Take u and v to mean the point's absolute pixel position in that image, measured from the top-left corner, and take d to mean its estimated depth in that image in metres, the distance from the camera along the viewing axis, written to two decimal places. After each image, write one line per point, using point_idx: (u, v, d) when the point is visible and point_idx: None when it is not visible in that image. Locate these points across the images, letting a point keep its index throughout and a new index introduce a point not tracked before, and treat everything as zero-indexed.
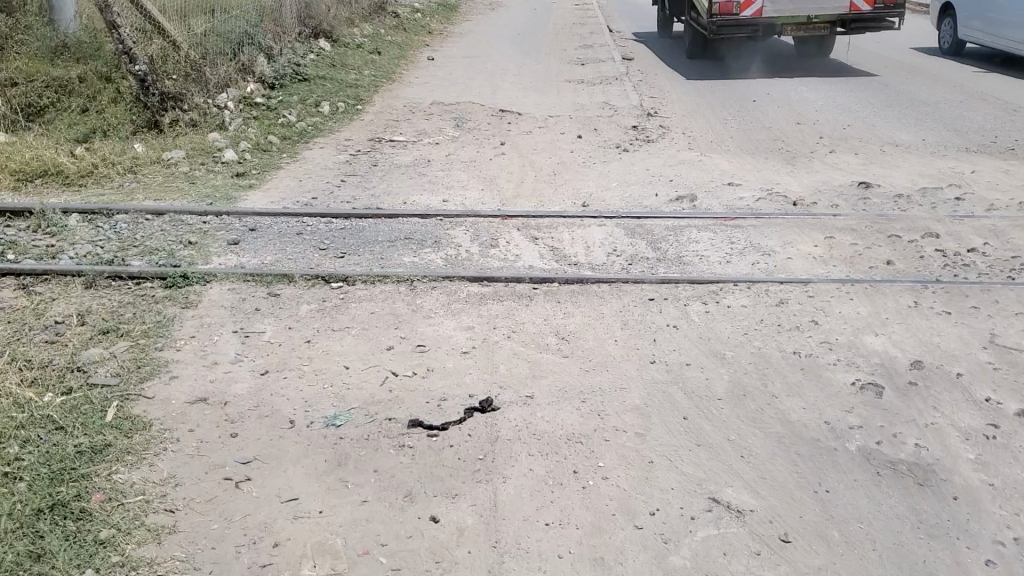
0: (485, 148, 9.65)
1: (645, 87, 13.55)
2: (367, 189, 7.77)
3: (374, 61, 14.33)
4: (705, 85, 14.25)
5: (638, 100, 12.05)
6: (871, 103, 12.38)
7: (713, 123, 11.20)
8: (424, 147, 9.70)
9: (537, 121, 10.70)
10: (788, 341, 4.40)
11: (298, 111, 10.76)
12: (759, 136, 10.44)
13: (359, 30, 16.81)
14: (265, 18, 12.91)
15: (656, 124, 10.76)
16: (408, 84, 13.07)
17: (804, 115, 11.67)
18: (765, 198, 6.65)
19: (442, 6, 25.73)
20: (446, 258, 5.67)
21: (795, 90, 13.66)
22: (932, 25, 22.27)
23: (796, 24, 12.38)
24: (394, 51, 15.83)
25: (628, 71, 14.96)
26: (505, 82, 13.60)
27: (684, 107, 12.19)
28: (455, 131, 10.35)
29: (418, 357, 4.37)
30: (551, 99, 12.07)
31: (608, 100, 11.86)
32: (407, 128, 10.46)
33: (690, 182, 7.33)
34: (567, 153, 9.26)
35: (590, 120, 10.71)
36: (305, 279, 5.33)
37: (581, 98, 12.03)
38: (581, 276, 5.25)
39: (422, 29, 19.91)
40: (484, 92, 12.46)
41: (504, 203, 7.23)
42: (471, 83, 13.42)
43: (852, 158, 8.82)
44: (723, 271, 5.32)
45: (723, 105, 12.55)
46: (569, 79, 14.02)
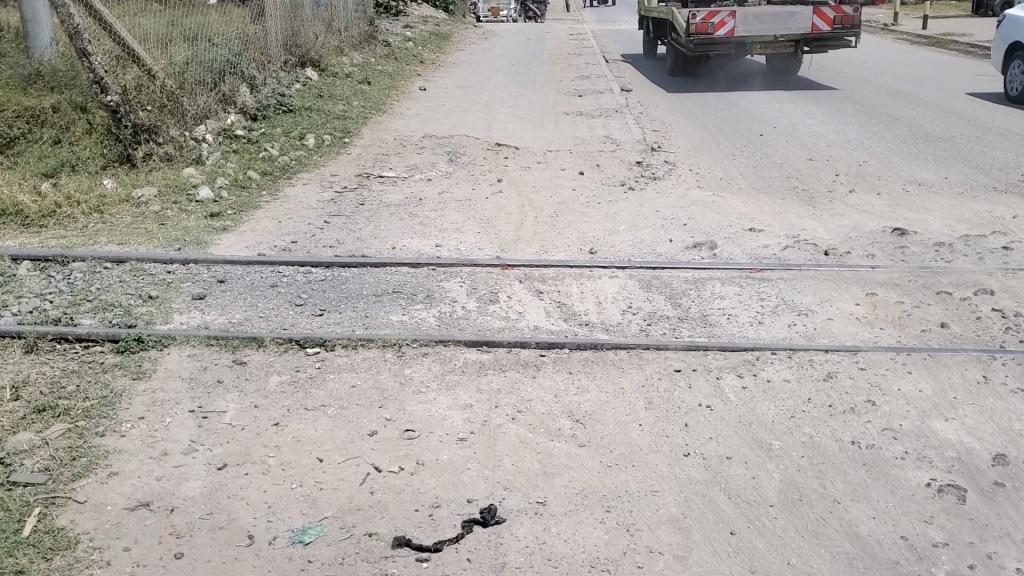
0: (481, 185, 9.00)
1: (646, 120, 12.97)
2: (352, 232, 7.11)
3: (364, 91, 13.72)
4: (709, 117, 13.68)
5: (641, 133, 11.46)
6: (884, 138, 11.81)
7: (721, 159, 10.59)
8: (414, 183, 9.06)
9: (535, 156, 10.09)
10: (845, 428, 3.74)
11: (281, 145, 10.14)
12: (771, 173, 9.83)
13: (348, 59, 16.24)
14: (249, 46, 12.30)
15: (661, 160, 10.16)
16: (399, 116, 12.46)
17: (816, 150, 11.08)
18: (792, 246, 6.00)
19: (434, 35, 25.22)
20: (439, 317, 4.98)
21: (803, 123, 13.10)
22: (935, 58, 21.86)
23: (764, 42, 14.16)
24: (384, 82, 15.25)
25: (628, 103, 14.40)
26: (500, 114, 13.00)
27: (689, 141, 11.60)
28: (448, 166, 9.72)
29: (405, 447, 3.68)
30: (549, 132, 11.47)
31: (609, 134, 11.26)
32: (396, 163, 9.82)
33: (706, 226, 6.68)
34: (568, 191, 8.62)
35: (591, 155, 10.10)
36: (278, 344, 4.65)
37: (580, 132, 11.44)
38: (595, 340, 4.57)
39: (414, 58, 19.36)
40: (479, 125, 11.84)
41: (502, 249, 6.56)
42: (464, 115, 12.81)
43: (876, 199, 8.21)
44: (756, 335, 4.65)
45: (730, 138, 11.95)
46: (567, 111, 13.44)
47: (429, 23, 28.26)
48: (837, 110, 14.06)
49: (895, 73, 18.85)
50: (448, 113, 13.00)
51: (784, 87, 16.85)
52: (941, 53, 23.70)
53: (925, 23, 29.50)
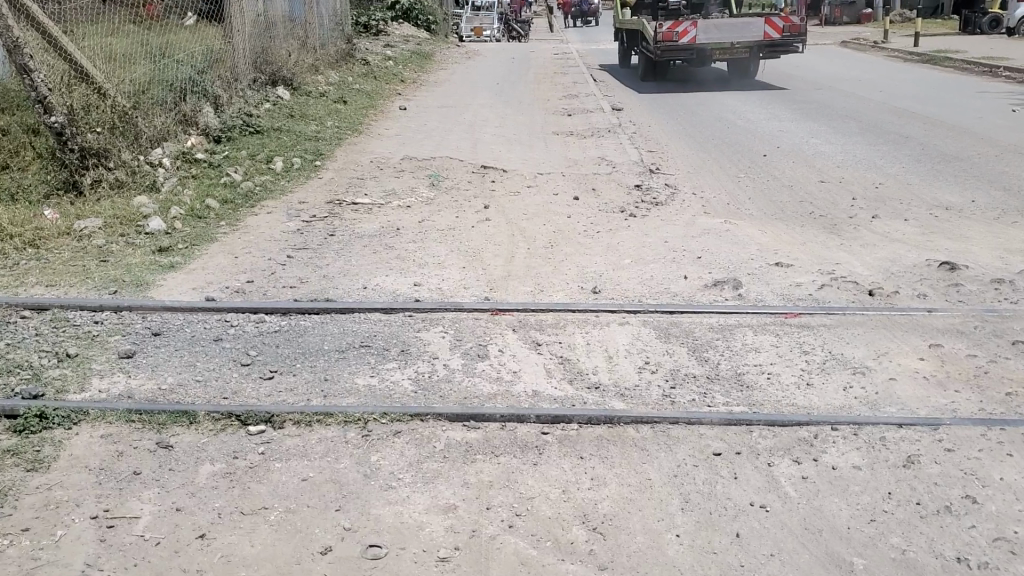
0: (465, 211, 8.14)
1: (641, 140, 12.17)
2: (319, 268, 6.24)
3: (339, 111, 12.86)
4: (707, 136, 12.90)
5: (637, 154, 10.65)
6: (896, 157, 11.04)
7: (725, 181, 9.79)
8: (391, 210, 8.19)
9: (524, 179, 9.25)
10: (944, 538, 2.86)
11: (245, 169, 9.27)
12: (781, 196, 9.02)
13: (324, 78, 15.39)
14: (215, 63, 11.43)
15: (661, 183, 9.34)
16: (377, 137, 11.60)
17: (826, 171, 10.29)
18: (829, 285, 5.15)
19: (415, 54, 24.41)
20: (415, 378, 4.08)
21: (807, 142, 12.32)
22: (933, 76, 21.21)
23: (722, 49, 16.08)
24: (362, 101, 14.39)
25: (620, 122, 13.61)
26: (486, 134, 12.16)
27: (689, 162, 10.80)
28: (429, 191, 8.86)
29: (367, 572, 2.77)
30: (538, 154, 10.64)
31: (604, 156, 10.43)
32: (372, 188, 8.96)
33: (724, 260, 5.83)
34: (563, 219, 7.78)
35: (585, 178, 9.26)
36: (215, 420, 3.74)
37: (572, 153, 10.63)
38: (609, 409, 3.69)
39: (394, 77, 18.54)
40: (462, 146, 10.99)
41: (491, 288, 5.69)
42: (447, 135, 11.97)
43: (903, 225, 7.39)
44: (806, 401, 3.79)
45: (732, 159, 11.14)
46: (557, 131, 12.63)
47: (410, 43, 27.46)
48: (840, 128, 13.32)
49: (894, 91, 18.16)
50: (430, 133, 12.16)
51: (782, 106, 16.11)
52: (936, 70, 23.07)
53: (917, 40, 28.95)
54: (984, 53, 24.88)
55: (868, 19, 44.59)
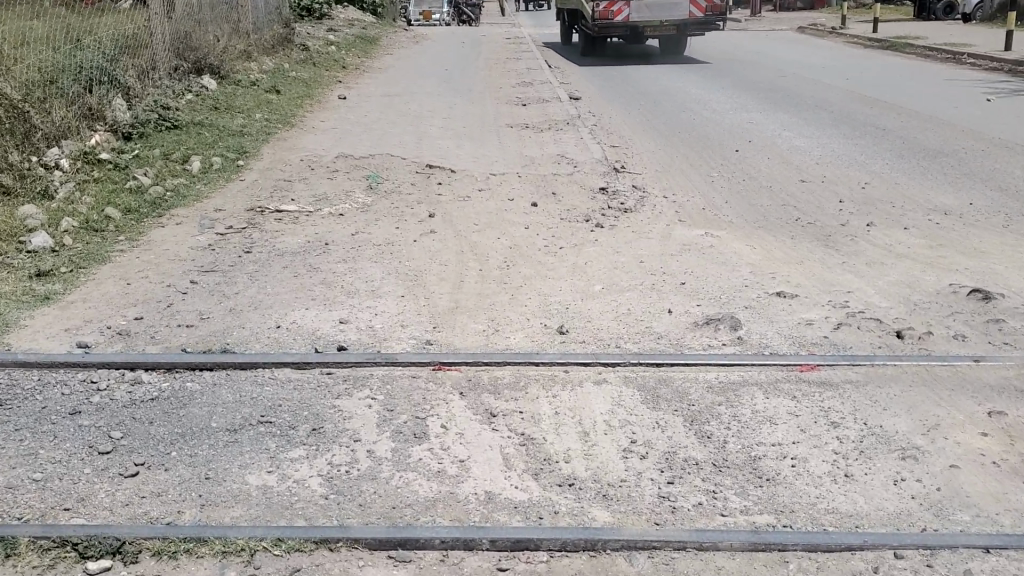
0: (408, 220, 7.10)
1: (602, 134, 11.22)
2: (227, 300, 5.18)
3: (270, 102, 11.69)
4: (671, 129, 11.98)
5: (598, 151, 9.71)
6: (876, 152, 10.24)
7: (697, 182, 8.88)
8: (322, 221, 7.12)
9: (475, 181, 8.23)
10: None
11: (156, 172, 8.12)
12: (760, 199, 8.13)
13: (257, 65, 14.19)
14: (127, 50, 10.21)
15: (628, 186, 8.41)
16: (312, 131, 10.49)
17: (803, 168, 9.46)
18: (846, 323, 4.23)
19: (359, 39, 23.17)
20: (330, 475, 3.06)
21: (779, 134, 11.49)
22: (896, 63, 20.59)
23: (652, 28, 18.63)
24: (298, 91, 13.23)
25: (578, 113, 12.63)
26: (433, 128, 11.10)
27: (655, 160, 9.87)
28: (366, 196, 7.81)
29: None
30: (490, 150, 9.63)
31: (564, 153, 9.45)
32: (301, 193, 7.88)
33: (713, 288, 4.88)
34: (519, 230, 6.79)
35: (543, 180, 8.28)
36: (43, 551, 2.68)
37: (527, 150, 9.65)
38: (590, 527, 2.72)
39: (336, 64, 17.35)
40: (406, 142, 9.94)
41: (434, 325, 4.69)
42: (389, 129, 10.89)
43: (903, 235, 6.55)
44: (849, 506, 2.85)
45: (702, 155, 10.24)
46: (510, 124, 11.61)
47: (354, 27, 26.18)
48: (812, 120, 12.50)
49: (859, 78, 17.45)
50: (370, 127, 11.07)
51: (746, 95, 15.27)
52: (898, 57, 22.48)
53: (874, 26, 28.41)
54: (944, 40, 24.37)
55: (821, 5, 44.22)
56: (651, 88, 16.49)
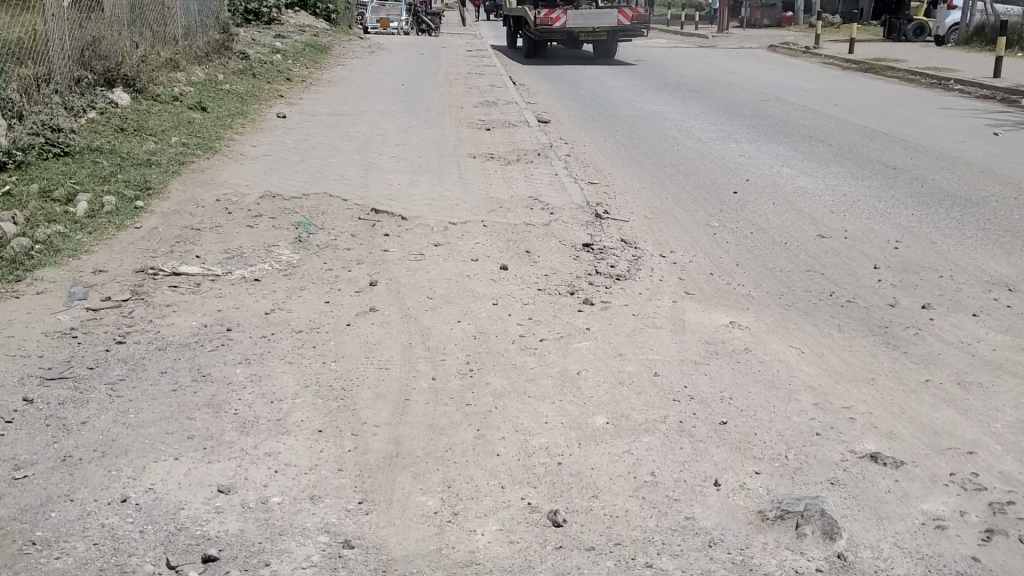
0: (343, 288, 5.55)
1: (577, 169, 9.75)
2: (64, 439, 3.59)
3: (193, 121, 10.06)
4: (655, 162, 10.54)
5: (576, 191, 8.23)
6: (896, 197, 8.87)
7: (696, 233, 7.43)
8: (231, 290, 5.54)
9: (431, 232, 6.69)
10: None
11: (28, 216, 6.46)
12: (778, 259, 6.70)
13: (185, 77, 12.56)
14: (12, 60, 8.51)
15: (616, 240, 6.92)
16: (238, 159, 8.89)
17: (817, 217, 8.06)
18: (996, 528, 2.77)
19: (308, 48, 21.58)
20: None
21: (777, 170, 10.11)
22: (881, 87, 19.42)
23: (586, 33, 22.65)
24: (230, 107, 11.62)
25: (549, 140, 11.16)
26: (384, 156, 9.54)
27: (644, 203, 8.42)
28: (292, 250, 6.24)
29: None
30: (448, 188, 8.10)
31: (538, 194, 7.96)
32: (210, 248, 6.29)
33: (768, 437, 3.41)
34: (486, 306, 5.26)
35: (513, 232, 6.77)
36: None
37: (494, 189, 8.13)
38: None
39: (279, 76, 15.76)
40: (349, 176, 8.37)
41: (363, 498, 3.14)
42: (332, 157, 9.32)
43: (979, 326, 5.12)
44: None
45: (696, 196, 8.81)
46: (472, 152, 10.11)
47: (305, 34, 24.58)
48: (811, 154, 11.12)
49: (848, 104, 16.17)
50: (311, 153, 9.50)
51: (732, 121, 13.90)
52: (881, 80, 21.28)
53: (851, 46, 27.33)
54: (926, 64, 23.27)
55: (789, 22, 43.30)
56: (627, 110, 15.07)
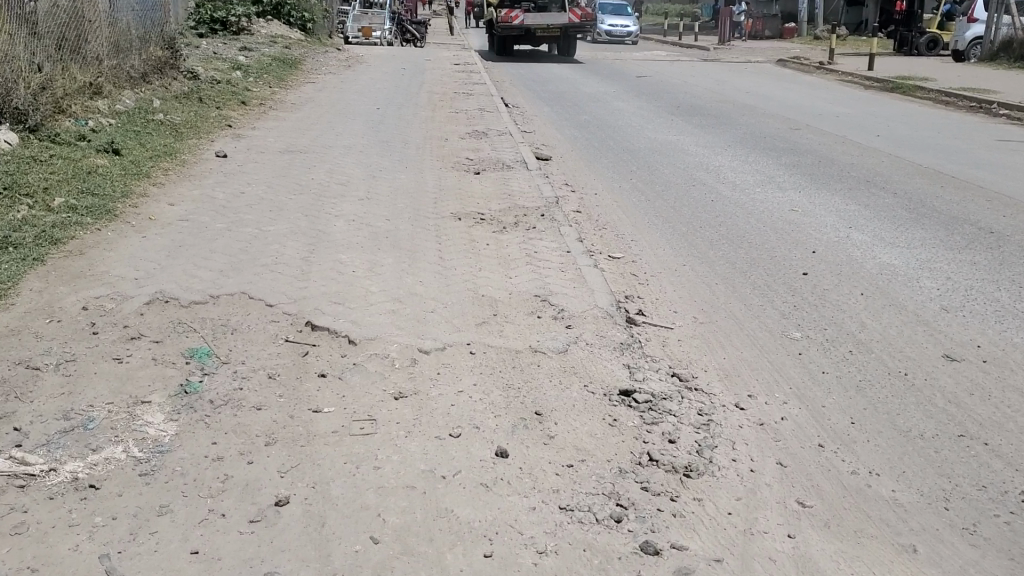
0: (232, 506, 3.32)
1: (591, 236, 7.54)
2: None
3: (94, 167, 7.82)
4: (687, 221, 8.33)
5: (596, 278, 6.03)
6: (1016, 282, 6.70)
7: (774, 353, 5.23)
8: (40, 513, 3.30)
9: (389, 367, 4.45)
10: None
11: None
12: (908, 412, 4.53)
13: (106, 105, 10.35)
14: None
15: (666, 373, 4.70)
16: (140, 229, 6.66)
17: (929, 320, 5.87)
18: None
19: (276, 62, 19.31)
20: None
21: (845, 236, 7.93)
22: (918, 111, 17.30)
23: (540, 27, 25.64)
24: (156, 144, 9.37)
25: (553, 190, 8.98)
26: (339, 218, 7.29)
27: (687, 294, 6.22)
28: (171, 413, 4.01)
29: None
30: (420, 277, 5.87)
31: (545, 287, 5.74)
32: (44, 406, 4.05)
33: None
34: (471, 557, 3.04)
35: (513, 366, 4.54)
36: None
37: (484, 278, 5.90)
38: None
39: (234, 98, 13.53)
40: (288, 256, 6.13)
41: None
42: (270, 221, 7.08)
43: None
44: None
45: (754, 279, 6.61)
46: (456, 210, 7.91)
47: (275, 46, 22.42)
48: (878, 208, 8.98)
49: (891, 134, 14.03)
50: (244, 215, 7.26)
51: (765, 157, 11.74)
52: (913, 102, 19.18)
53: (870, 62, 25.25)
54: (957, 84, 21.18)
55: (792, 34, 41.16)
56: (639, 142, 12.91)
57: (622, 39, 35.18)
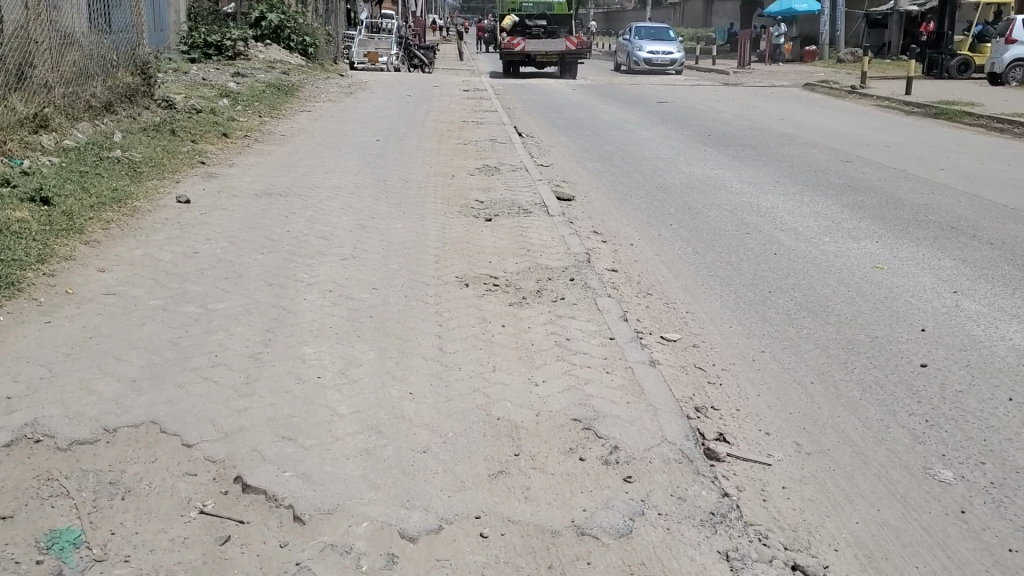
0: None
1: (636, 307, 5.90)
2: None
3: (9, 222, 6.26)
4: (751, 284, 6.68)
5: (655, 379, 4.38)
6: None
7: (927, 513, 3.57)
8: None
9: (353, 571, 2.81)
10: None
11: None
12: None
13: (51, 142, 8.82)
14: None
15: (784, 564, 3.04)
16: (45, 312, 5.05)
17: None
18: None
19: (270, 89, 17.81)
20: None
21: (955, 304, 6.28)
22: (976, 140, 15.65)
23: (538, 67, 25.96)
24: (102, 189, 7.82)
25: (581, 242, 7.36)
26: (313, 286, 5.67)
27: (776, 403, 4.58)
28: None
29: None
30: (414, 379, 4.23)
31: (587, 393, 4.09)
32: None
33: None
34: None
35: (550, 563, 2.89)
36: None
37: (501, 379, 4.25)
38: None
39: (214, 128, 12.00)
40: (233, 349, 4.51)
41: None
42: (222, 292, 5.46)
43: None
44: None
45: (859, 376, 4.96)
46: (463, 270, 6.28)
47: (272, 71, 21.01)
48: (981, 264, 7.33)
49: (956, 167, 12.40)
50: (190, 283, 5.65)
51: (823, 197, 10.12)
52: (964, 129, 17.54)
53: (907, 87, 23.63)
54: (1007, 110, 19.48)
55: (812, 57, 39.62)
56: (674, 177, 11.29)
57: (665, 69, 30.05)
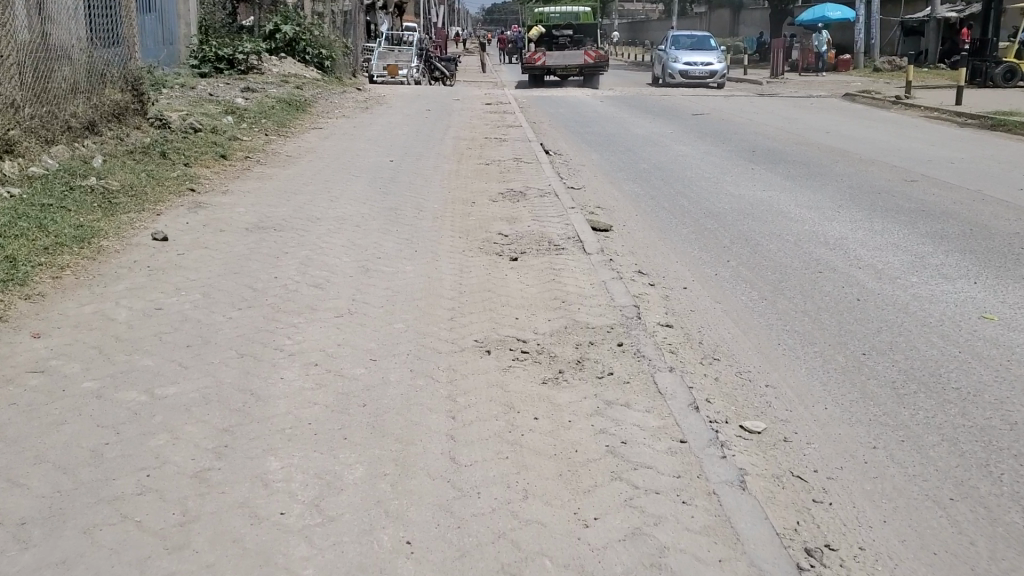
0: None
1: (703, 381, 4.68)
2: None
3: None
4: (839, 343, 5.44)
5: (752, 507, 3.17)
6: None
7: None
8: None
9: None
10: None
11: None
12: None
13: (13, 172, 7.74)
14: None
15: None
16: None
17: None
18: None
19: (280, 104, 16.73)
20: None
21: None
22: None
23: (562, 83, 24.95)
24: (63, 226, 6.70)
25: (626, 287, 6.15)
26: (296, 356, 4.50)
27: (912, 538, 3.35)
28: None
29: None
30: (415, 516, 3.04)
31: (658, 542, 2.90)
32: None
33: None
34: None
35: None
36: None
37: (536, 515, 3.06)
38: None
39: (212, 149, 10.88)
40: (175, 464, 3.35)
41: None
42: (179, 367, 4.31)
43: None
44: None
45: (1013, 488, 3.72)
46: (485, 329, 5.09)
47: (285, 86, 19.95)
48: None
49: None
50: (142, 354, 4.51)
51: (897, 224, 8.83)
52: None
53: (957, 96, 22.20)
54: None
55: (847, 66, 38.15)
56: (721, 201, 10.04)
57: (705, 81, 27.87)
